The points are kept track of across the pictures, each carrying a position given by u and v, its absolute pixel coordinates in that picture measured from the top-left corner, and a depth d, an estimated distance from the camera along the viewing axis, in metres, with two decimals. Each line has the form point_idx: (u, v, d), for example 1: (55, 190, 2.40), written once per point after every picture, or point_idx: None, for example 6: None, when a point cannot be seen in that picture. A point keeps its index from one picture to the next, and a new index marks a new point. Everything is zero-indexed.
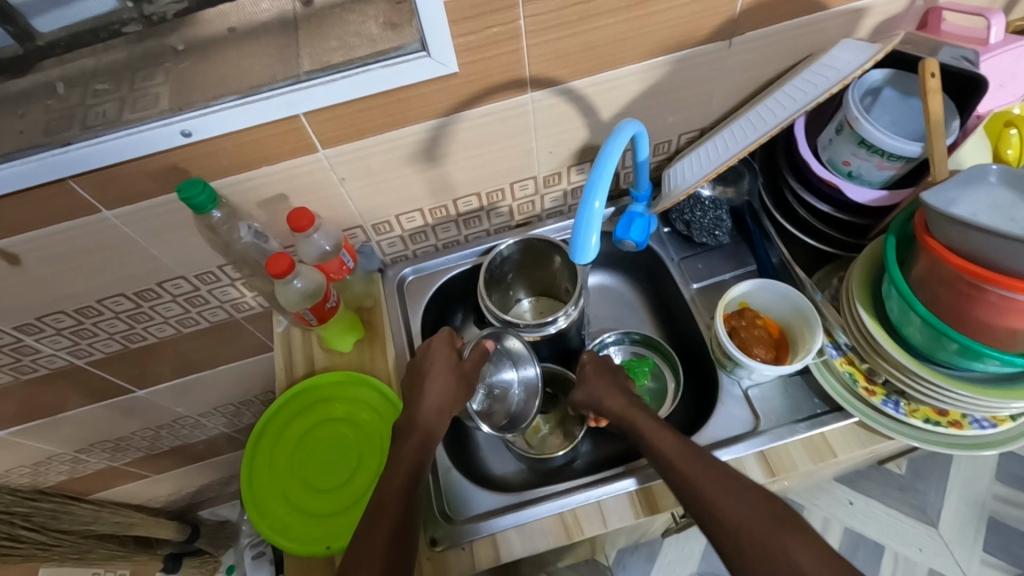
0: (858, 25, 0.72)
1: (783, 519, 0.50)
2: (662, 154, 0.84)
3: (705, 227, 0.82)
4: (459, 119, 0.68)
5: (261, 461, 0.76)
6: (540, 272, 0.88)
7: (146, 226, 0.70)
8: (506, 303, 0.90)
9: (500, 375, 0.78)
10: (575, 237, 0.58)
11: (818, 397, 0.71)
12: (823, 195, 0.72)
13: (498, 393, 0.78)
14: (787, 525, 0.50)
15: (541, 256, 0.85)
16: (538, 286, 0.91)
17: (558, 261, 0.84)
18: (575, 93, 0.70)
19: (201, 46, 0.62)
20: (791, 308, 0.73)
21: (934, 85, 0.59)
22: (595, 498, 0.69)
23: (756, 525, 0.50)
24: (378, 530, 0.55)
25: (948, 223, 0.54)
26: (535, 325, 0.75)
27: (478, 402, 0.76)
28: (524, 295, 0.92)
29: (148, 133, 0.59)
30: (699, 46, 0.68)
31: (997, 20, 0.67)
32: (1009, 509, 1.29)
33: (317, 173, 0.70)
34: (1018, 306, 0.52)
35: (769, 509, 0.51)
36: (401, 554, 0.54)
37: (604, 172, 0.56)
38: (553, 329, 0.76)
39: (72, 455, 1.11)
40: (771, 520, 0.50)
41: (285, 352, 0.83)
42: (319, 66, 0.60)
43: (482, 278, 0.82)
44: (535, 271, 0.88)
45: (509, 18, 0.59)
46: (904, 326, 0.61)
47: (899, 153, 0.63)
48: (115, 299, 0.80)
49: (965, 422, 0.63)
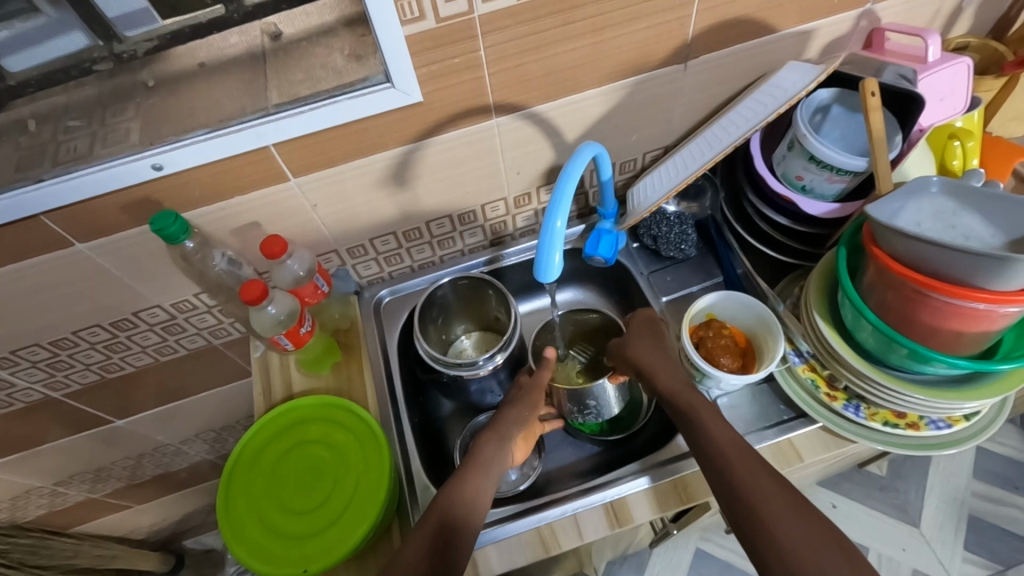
0: (808, 46, 0.76)
1: (797, 507, 0.52)
2: (629, 172, 0.87)
3: (671, 241, 0.85)
4: (427, 145, 0.70)
5: (238, 484, 0.75)
6: (472, 305, 0.88)
7: (120, 258, 0.71)
8: (443, 344, 0.89)
9: None
10: (539, 256, 0.61)
11: (784, 403, 0.73)
12: (781, 209, 0.75)
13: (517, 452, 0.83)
14: (794, 508, 0.52)
15: (474, 291, 0.86)
16: (473, 322, 0.91)
17: (491, 295, 0.85)
18: (538, 117, 0.72)
19: (170, 82, 0.63)
20: (755, 318, 0.76)
21: (874, 103, 0.63)
22: (571, 511, 0.70)
23: (769, 504, 0.53)
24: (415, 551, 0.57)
25: (891, 234, 0.56)
26: (469, 366, 0.78)
27: None
28: (462, 333, 0.92)
29: (119, 168, 0.61)
30: (656, 70, 0.71)
31: (933, 40, 0.69)
32: (987, 506, 1.32)
33: (289, 200, 0.71)
34: (960, 309, 0.54)
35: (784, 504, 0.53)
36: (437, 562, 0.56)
37: (565, 193, 0.59)
38: (485, 370, 0.79)
39: (51, 488, 1.11)
40: (783, 506, 0.53)
41: (263, 378, 0.84)
42: (287, 98, 0.62)
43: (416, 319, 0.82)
44: (471, 305, 0.88)
45: (469, 49, 0.61)
46: (857, 331, 0.64)
47: (846, 168, 0.66)
48: (90, 330, 0.80)
49: (923, 424, 0.66)
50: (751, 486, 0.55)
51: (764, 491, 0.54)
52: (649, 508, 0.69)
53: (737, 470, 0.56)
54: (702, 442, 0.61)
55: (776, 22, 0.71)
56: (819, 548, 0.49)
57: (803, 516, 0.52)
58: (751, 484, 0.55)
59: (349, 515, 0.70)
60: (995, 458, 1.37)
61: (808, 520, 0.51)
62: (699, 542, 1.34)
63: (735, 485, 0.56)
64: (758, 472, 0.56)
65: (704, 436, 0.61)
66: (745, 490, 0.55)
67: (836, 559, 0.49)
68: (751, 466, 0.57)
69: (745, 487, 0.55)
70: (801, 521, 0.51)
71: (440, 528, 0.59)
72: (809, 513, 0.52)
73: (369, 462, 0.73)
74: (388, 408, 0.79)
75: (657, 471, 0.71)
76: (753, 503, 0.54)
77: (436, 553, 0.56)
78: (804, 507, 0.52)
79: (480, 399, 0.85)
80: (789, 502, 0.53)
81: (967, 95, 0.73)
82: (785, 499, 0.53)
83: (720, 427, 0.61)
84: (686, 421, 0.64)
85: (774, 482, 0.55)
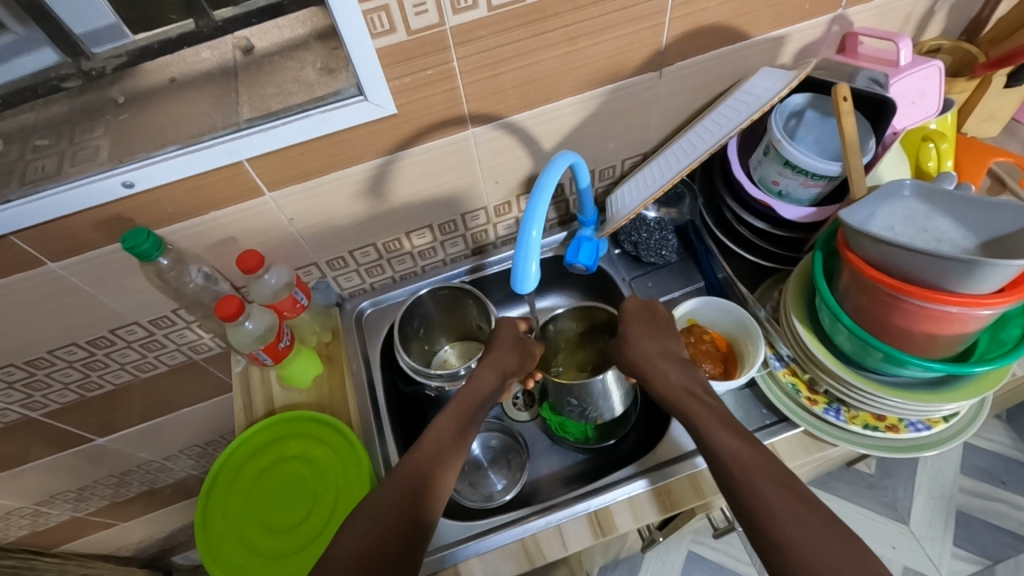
0: (782, 51, 0.76)
1: (799, 500, 0.50)
2: (608, 178, 0.87)
3: (652, 246, 0.85)
4: (403, 156, 0.70)
5: (216, 503, 0.74)
6: (455, 316, 0.88)
7: (94, 276, 0.70)
8: (425, 357, 0.89)
9: (498, 465, 0.84)
10: (516, 265, 0.60)
11: (766, 407, 0.73)
12: (758, 213, 0.75)
13: (500, 461, 0.84)
14: (801, 507, 0.49)
15: (455, 300, 0.85)
16: (456, 332, 0.91)
17: (473, 305, 0.85)
18: (515, 127, 0.72)
19: (141, 97, 0.63)
20: (734, 322, 0.76)
21: (846, 107, 0.63)
22: (555, 521, 0.69)
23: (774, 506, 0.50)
24: (389, 504, 0.55)
25: (863, 239, 0.57)
26: (451, 377, 0.77)
27: (485, 454, 0.85)
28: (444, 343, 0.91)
29: (88, 186, 0.59)
30: (631, 77, 0.71)
31: (904, 43, 0.70)
32: (975, 501, 1.33)
33: (265, 214, 0.71)
34: (933, 313, 0.54)
35: (784, 495, 0.50)
36: (412, 517, 0.54)
37: (539, 203, 0.58)
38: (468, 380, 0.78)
39: (33, 508, 1.09)
40: (787, 514, 0.49)
41: (244, 392, 0.83)
42: (259, 113, 0.61)
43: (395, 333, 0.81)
44: (453, 315, 0.88)
45: (441, 61, 0.61)
46: (834, 335, 0.65)
47: (820, 172, 0.67)
48: (66, 348, 0.79)
49: (902, 426, 0.66)
50: (746, 481, 0.53)
51: (766, 491, 0.51)
52: (632, 517, 0.69)
53: (739, 466, 0.54)
54: None
55: (748, 28, 0.71)
56: (816, 539, 0.47)
57: (800, 506, 0.49)
58: (748, 485, 0.52)
59: (328, 532, 0.69)
60: (981, 453, 1.38)
61: (804, 521, 0.48)
62: (691, 545, 1.34)
63: (734, 481, 0.53)
64: (752, 456, 0.54)
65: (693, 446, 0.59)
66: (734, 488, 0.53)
67: (843, 561, 0.46)
68: (750, 461, 0.54)
69: (741, 482, 0.53)
70: (797, 516, 0.49)
71: (417, 483, 0.57)
72: (804, 512, 0.49)
73: (348, 478, 0.72)
74: (371, 425, 0.78)
75: (648, 475, 0.71)
76: (753, 507, 0.51)
77: (411, 511, 0.55)
78: (797, 497, 0.50)
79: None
80: (794, 507, 0.49)
81: (938, 99, 0.74)
82: (784, 500, 0.50)
83: (717, 415, 0.58)
84: None
85: (767, 465, 0.53)
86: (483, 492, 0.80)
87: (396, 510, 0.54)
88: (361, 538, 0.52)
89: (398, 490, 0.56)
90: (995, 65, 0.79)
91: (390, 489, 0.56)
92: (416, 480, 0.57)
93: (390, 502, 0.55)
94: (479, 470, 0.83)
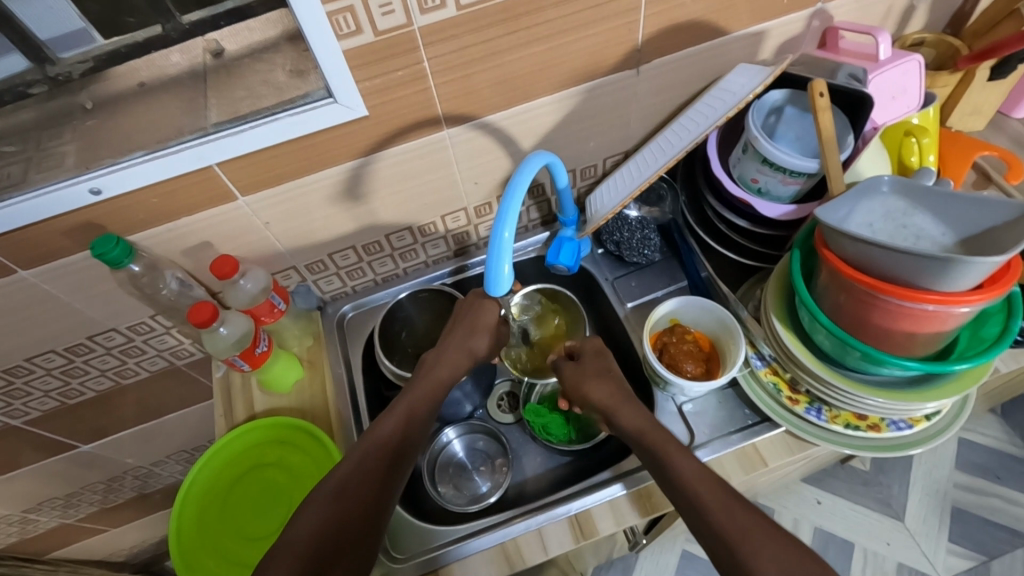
0: (762, 46, 0.76)
1: None
2: (590, 177, 0.86)
3: (634, 246, 0.84)
4: (378, 158, 0.69)
5: (190, 512, 0.74)
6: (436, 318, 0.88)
7: (67, 283, 0.70)
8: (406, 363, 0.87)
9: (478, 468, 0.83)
10: (489, 268, 0.59)
11: (748, 408, 0.72)
12: (739, 211, 0.75)
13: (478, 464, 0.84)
14: None
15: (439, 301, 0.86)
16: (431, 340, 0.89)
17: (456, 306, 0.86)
18: (491, 127, 0.71)
19: (109, 102, 0.62)
20: (716, 321, 0.76)
21: (823, 103, 0.62)
22: (536, 525, 0.69)
23: None
24: (353, 479, 0.57)
25: (841, 237, 0.56)
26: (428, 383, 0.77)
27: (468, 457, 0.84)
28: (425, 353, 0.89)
29: (54, 194, 0.58)
30: (608, 75, 0.71)
31: (885, 38, 0.70)
32: (970, 497, 1.32)
33: (239, 218, 0.70)
34: (911, 311, 0.54)
35: None
36: (376, 489, 0.57)
37: (511, 204, 0.56)
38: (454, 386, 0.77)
39: (21, 515, 1.08)
40: None
41: (224, 398, 0.82)
42: (227, 117, 0.60)
43: (377, 337, 0.81)
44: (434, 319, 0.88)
45: (412, 62, 0.60)
46: (815, 335, 0.64)
47: (798, 169, 0.66)
48: (44, 356, 0.79)
49: (884, 425, 0.66)
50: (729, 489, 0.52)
51: None
52: (614, 521, 0.68)
53: None
54: (675, 460, 0.58)
55: (726, 24, 0.70)
56: None
57: None
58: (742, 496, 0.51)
59: None
60: (977, 449, 1.37)
61: None
62: (685, 544, 1.33)
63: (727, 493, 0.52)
64: None
65: (676, 457, 0.58)
66: (701, 485, 0.54)
67: None
68: None
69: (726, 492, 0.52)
70: None
71: (390, 462, 0.59)
72: None
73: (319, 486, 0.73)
74: (351, 425, 0.77)
75: (624, 480, 0.70)
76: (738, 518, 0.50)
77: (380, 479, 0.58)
78: None
79: (455, 412, 0.83)
80: None
81: (921, 94, 0.73)
82: None
83: None
84: (656, 441, 0.61)
85: None
86: (468, 494, 0.81)
87: (360, 487, 0.57)
88: (320, 513, 0.54)
89: (367, 466, 0.58)
90: (978, 58, 0.76)
91: (352, 463, 0.58)
92: (388, 459, 0.59)
93: (356, 477, 0.57)
94: (463, 473, 0.83)
